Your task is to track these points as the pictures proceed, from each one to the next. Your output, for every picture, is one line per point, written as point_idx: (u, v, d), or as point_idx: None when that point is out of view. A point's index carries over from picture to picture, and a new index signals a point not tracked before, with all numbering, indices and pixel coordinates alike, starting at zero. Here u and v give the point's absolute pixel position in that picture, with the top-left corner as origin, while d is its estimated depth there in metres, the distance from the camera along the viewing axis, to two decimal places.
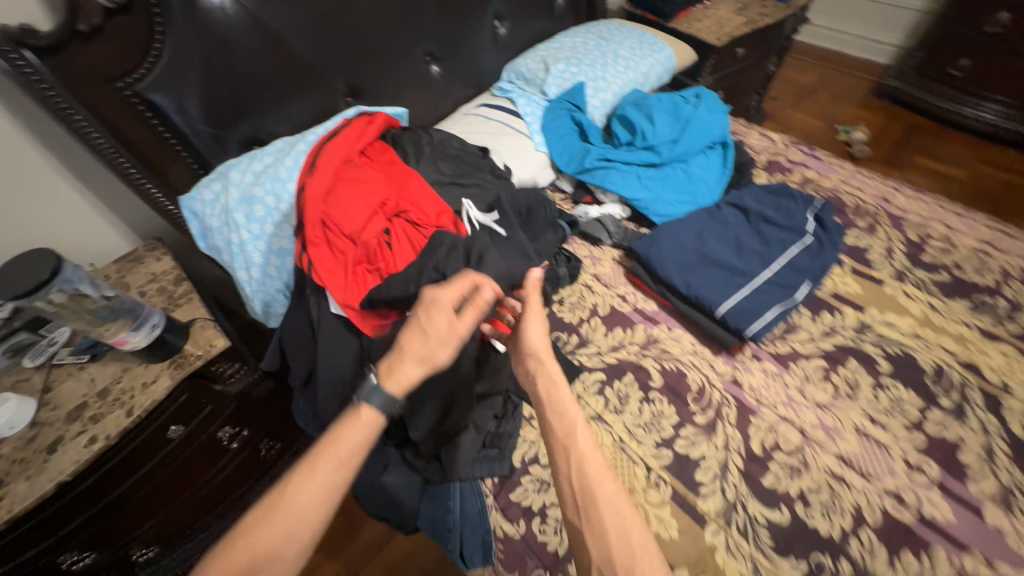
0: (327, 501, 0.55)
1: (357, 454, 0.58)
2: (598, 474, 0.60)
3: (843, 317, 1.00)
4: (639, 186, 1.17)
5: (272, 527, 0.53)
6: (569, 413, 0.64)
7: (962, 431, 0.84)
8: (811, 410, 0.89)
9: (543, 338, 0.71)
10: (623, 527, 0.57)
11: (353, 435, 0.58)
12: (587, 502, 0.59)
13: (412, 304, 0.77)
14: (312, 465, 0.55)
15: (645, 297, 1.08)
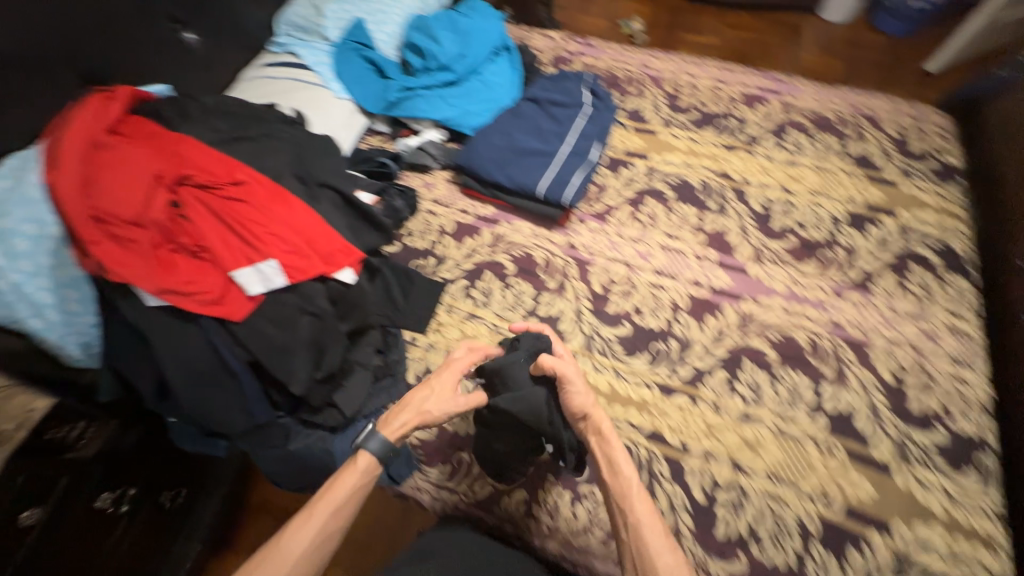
0: (327, 538, 0.69)
1: (354, 492, 0.72)
2: (651, 525, 0.69)
3: (635, 169, 1.22)
4: (444, 107, 1.24)
5: (267, 564, 0.66)
6: (625, 472, 0.73)
7: (726, 222, 1.11)
8: (629, 245, 1.10)
9: (586, 396, 0.80)
10: (667, 555, 0.67)
11: (348, 480, 0.73)
12: (631, 528, 0.70)
13: (237, 266, 0.75)
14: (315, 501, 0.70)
15: (483, 204, 1.18)
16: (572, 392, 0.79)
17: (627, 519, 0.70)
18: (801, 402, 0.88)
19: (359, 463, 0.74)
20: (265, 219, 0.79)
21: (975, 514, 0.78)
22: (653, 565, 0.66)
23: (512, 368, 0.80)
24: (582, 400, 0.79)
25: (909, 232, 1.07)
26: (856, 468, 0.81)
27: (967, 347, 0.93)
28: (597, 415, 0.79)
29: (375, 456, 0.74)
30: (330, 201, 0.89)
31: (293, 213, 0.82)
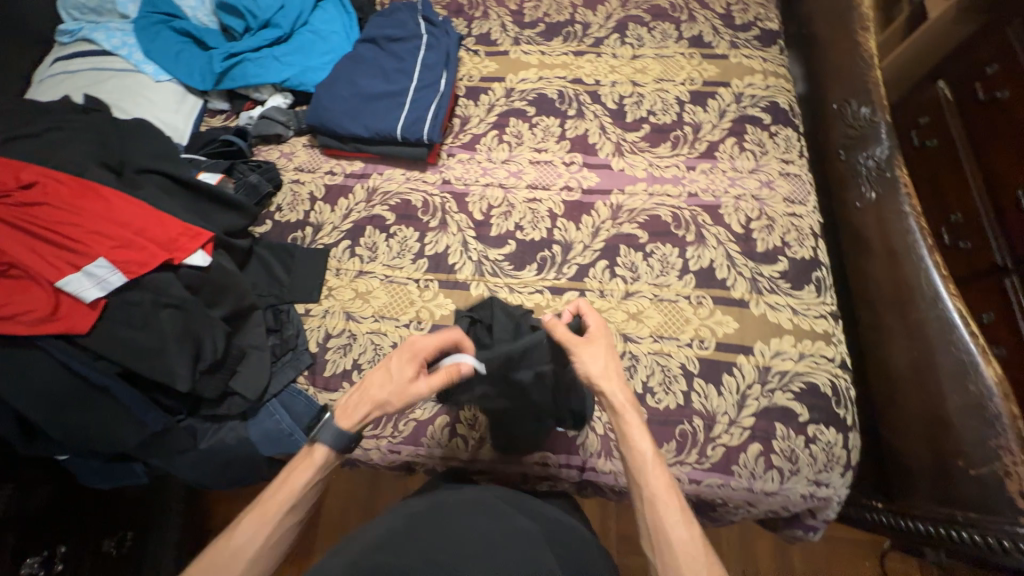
0: (283, 531, 0.64)
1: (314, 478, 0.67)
2: (668, 502, 0.65)
3: (494, 92, 1.21)
4: (280, 66, 1.14)
5: (214, 566, 0.60)
6: (640, 446, 0.69)
7: (586, 125, 1.16)
8: (501, 168, 1.12)
9: (603, 369, 0.74)
10: (680, 524, 0.64)
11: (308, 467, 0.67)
12: (647, 503, 0.66)
13: (58, 274, 0.70)
14: (270, 495, 0.65)
15: (349, 161, 1.14)
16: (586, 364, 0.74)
17: (646, 500, 0.66)
18: (672, 269, 0.98)
19: (315, 456, 0.68)
20: (77, 217, 0.73)
21: (815, 319, 0.93)
22: (667, 540, 0.63)
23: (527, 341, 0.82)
24: (600, 370, 0.74)
25: (744, 97, 1.17)
26: (720, 310, 0.94)
27: (798, 186, 1.06)
28: (613, 387, 0.73)
29: (336, 444, 0.68)
30: (156, 187, 0.84)
31: (109, 205, 0.76)
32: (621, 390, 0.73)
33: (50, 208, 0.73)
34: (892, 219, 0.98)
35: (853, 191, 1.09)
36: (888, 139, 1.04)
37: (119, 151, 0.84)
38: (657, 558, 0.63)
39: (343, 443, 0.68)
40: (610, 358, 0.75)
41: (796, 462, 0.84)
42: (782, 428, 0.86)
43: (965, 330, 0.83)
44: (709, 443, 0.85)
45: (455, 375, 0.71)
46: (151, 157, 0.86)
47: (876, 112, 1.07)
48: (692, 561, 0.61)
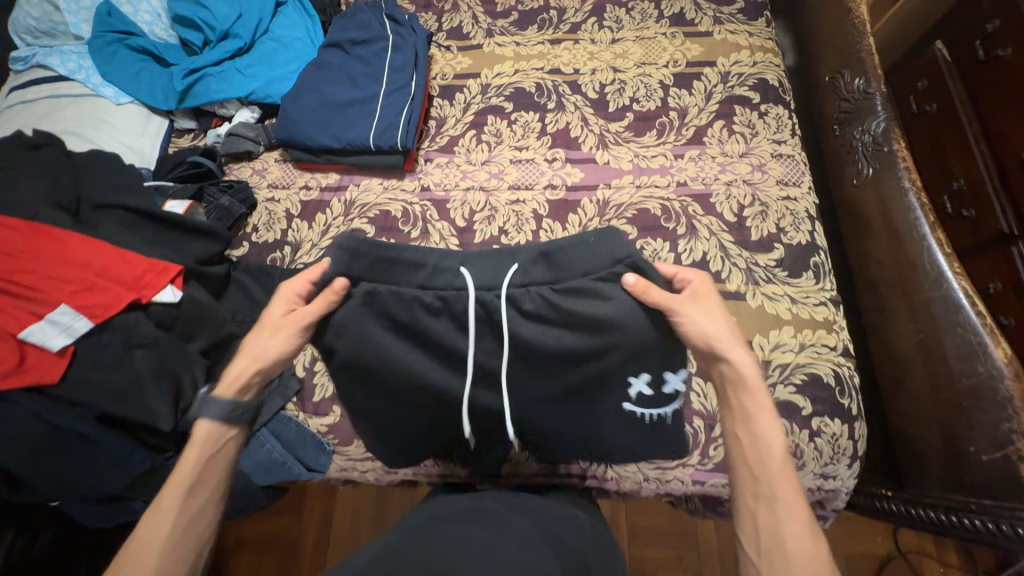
0: (195, 519, 0.58)
1: (217, 455, 0.62)
2: (789, 499, 0.56)
3: (470, 90, 1.16)
4: (243, 79, 1.10)
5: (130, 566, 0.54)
6: (773, 436, 0.60)
7: (567, 118, 1.11)
8: (480, 171, 1.07)
9: (720, 328, 0.64)
10: (795, 521, 0.55)
11: (197, 457, 0.61)
12: (761, 494, 0.58)
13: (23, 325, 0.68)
14: (150, 530, 0.56)
15: (325, 174, 1.10)
16: (707, 329, 0.64)
17: (757, 487, 0.58)
18: (664, 264, 0.95)
19: (195, 435, 0.62)
20: (36, 263, 0.71)
21: (815, 307, 0.90)
22: (777, 536, 0.55)
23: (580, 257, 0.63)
24: (718, 336, 0.64)
25: (731, 76, 1.11)
26: (716, 304, 0.91)
27: (791, 167, 1.01)
28: (741, 363, 0.63)
29: (217, 423, 0.63)
30: (116, 223, 0.81)
31: (70, 247, 0.74)
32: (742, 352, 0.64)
33: (11, 257, 0.71)
34: (891, 196, 0.94)
35: (848, 169, 1.04)
36: (884, 111, 0.98)
37: (72, 186, 0.81)
38: (762, 537, 0.56)
39: (232, 421, 0.63)
40: (741, 345, 0.65)
41: (801, 457, 0.82)
42: (786, 423, 0.83)
43: (972, 310, 0.79)
44: (711, 442, 0.83)
45: (335, 298, 0.64)
46: (110, 191, 0.83)
47: (870, 83, 1.01)
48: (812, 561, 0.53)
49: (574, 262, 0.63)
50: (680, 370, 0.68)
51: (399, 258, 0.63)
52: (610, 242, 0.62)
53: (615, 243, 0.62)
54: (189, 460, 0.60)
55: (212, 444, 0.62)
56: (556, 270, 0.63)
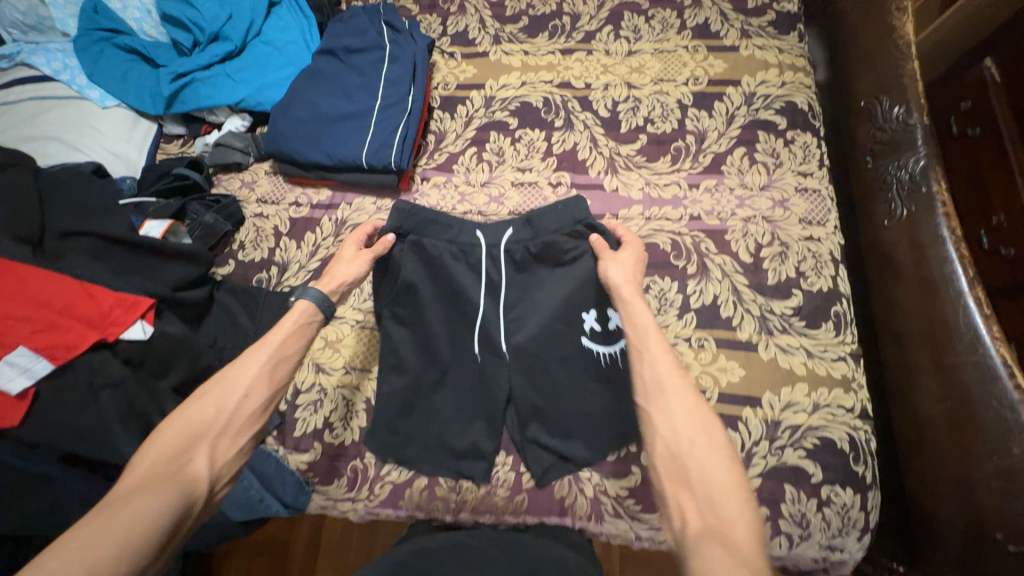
0: (277, 361, 0.65)
1: (294, 338, 0.68)
2: (672, 383, 0.61)
3: (472, 102, 1.09)
4: (233, 86, 1.04)
5: (202, 400, 0.60)
6: (642, 322, 0.67)
7: (574, 138, 1.03)
8: (479, 193, 1.01)
9: (624, 273, 0.75)
10: (674, 379, 0.61)
11: (277, 334, 0.68)
12: (649, 372, 0.63)
13: None
14: (240, 367, 0.63)
15: (316, 190, 1.04)
16: (611, 270, 0.76)
17: (648, 380, 0.62)
18: (671, 307, 0.88)
19: (297, 307, 0.71)
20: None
21: (833, 363, 0.83)
22: (667, 414, 0.59)
23: (553, 217, 0.83)
24: (616, 274, 0.75)
25: (756, 97, 1.02)
26: (724, 354, 0.84)
27: (816, 204, 0.93)
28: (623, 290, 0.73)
29: (315, 305, 0.72)
30: (80, 251, 0.78)
31: (31, 283, 0.71)
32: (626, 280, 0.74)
33: None
34: (928, 244, 0.85)
35: (880, 207, 0.95)
36: (926, 146, 0.88)
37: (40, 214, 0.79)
38: (650, 403, 0.61)
39: (324, 305, 0.72)
40: (635, 271, 0.77)
41: (806, 527, 0.76)
42: (793, 490, 0.77)
43: (1010, 381, 0.71)
44: None
45: (390, 247, 0.84)
46: (78, 219, 0.80)
47: (913, 112, 0.91)
48: (694, 417, 0.58)
49: (545, 221, 0.83)
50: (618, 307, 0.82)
51: (437, 219, 0.84)
52: (574, 207, 0.82)
53: (577, 208, 0.82)
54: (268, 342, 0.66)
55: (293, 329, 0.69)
56: (532, 227, 0.84)
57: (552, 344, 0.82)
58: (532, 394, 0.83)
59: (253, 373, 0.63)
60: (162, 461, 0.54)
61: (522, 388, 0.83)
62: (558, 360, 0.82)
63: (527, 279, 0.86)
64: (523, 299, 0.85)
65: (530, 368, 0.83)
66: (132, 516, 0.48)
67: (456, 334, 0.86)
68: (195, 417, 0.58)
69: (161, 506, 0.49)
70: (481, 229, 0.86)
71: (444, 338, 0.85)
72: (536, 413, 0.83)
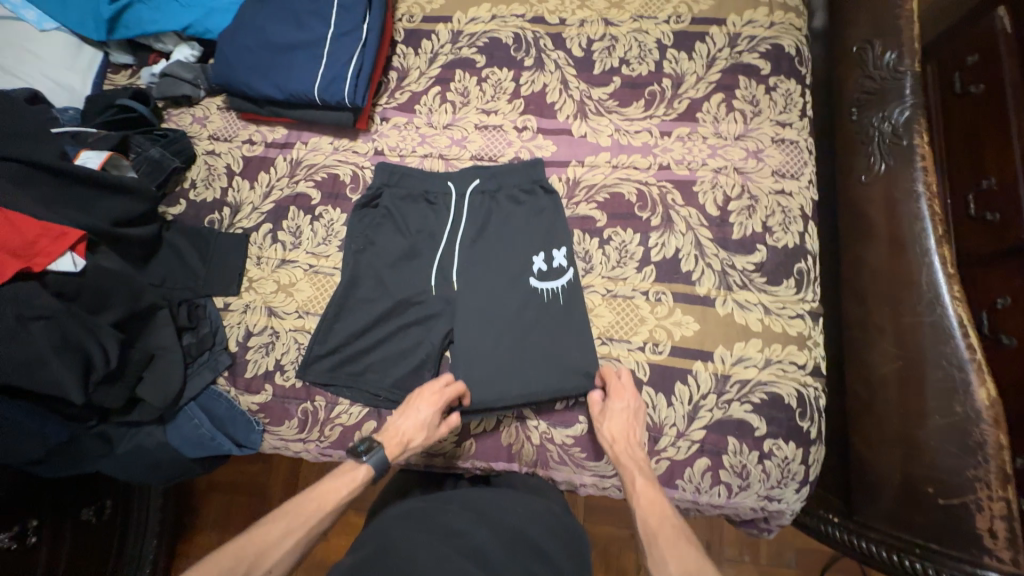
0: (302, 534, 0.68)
1: (236, 572, 0.63)
2: (669, 537, 0.66)
3: (438, 36, 1.01)
4: (178, 9, 0.96)
5: (234, 547, 0.65)
6: (640, 480, 0.72)
7: (544, 79, 0.97)
8: (441, 135, 0.96)
9: (625, 423, 0.75)
10: (665, 522, 0.68)
11: (222, 560, 0.63)
12: (639, 507, 0.70)
13: None
14: (263, 532, 0.67)
15: (270, 127, 0.99)
16: (609, 418, 0.76)
17: (646, 532, 0.68)
18: (631, 259, 0.86)
19: (358, 470, 0.74)
20: None
21: (790, 320, 0.81)
22: (661, 557, 0.65)
23: (510, 174, 0.90)
24: (619, 424, 0.75)
25: (741, 39, 0.94)
26: (681, 309, 0.82)
27: (792, 156, 0.88)
28: (621, 434, 0.75)
29: (377, 469, 0.75)
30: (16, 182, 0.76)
31: None
32: (620, 433, 0.75)
33: None
34: (902, 200, 0.82)
35: (858, 161, 0.91)
36: (911, 98, 0.85)
37: None
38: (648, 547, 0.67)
39: (382, 470, 0.75)
40: (628, 427, 0.75)
41: (746, 478, 0.77)
42: (736, 442, 0.77)
43: (963, 342, 0.71)
44: (653, 456, 0.79)
45: (365, 196, 0.90)
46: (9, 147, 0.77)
47: (903, 59, 0.86)
48: None
49: (508, 178, 0.90)
50: (561, 248, 0.85)
51: (413, 173, 0.91)
52: (534, 170, 0.90)
53: (535, 171, 0.89)
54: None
55: (258, 549, 0.65)
56: (497, 179, 0.90)
57: (498, 266, 0.86)
58: (478, 336, 0.83)
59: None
60: None
61: (464, 326, 0.84)
62: (505, 275, 0.85)
63: (488, 217, 0.89)
64: (479, 240, 0.87)
65: (480, 306, 0.84)
66: None
67: (410, 279, 0.87)
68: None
69: None
70: (452, 180, 0.90)
71: (397, 279, 0.87)
72: (481, 332, 0.83)
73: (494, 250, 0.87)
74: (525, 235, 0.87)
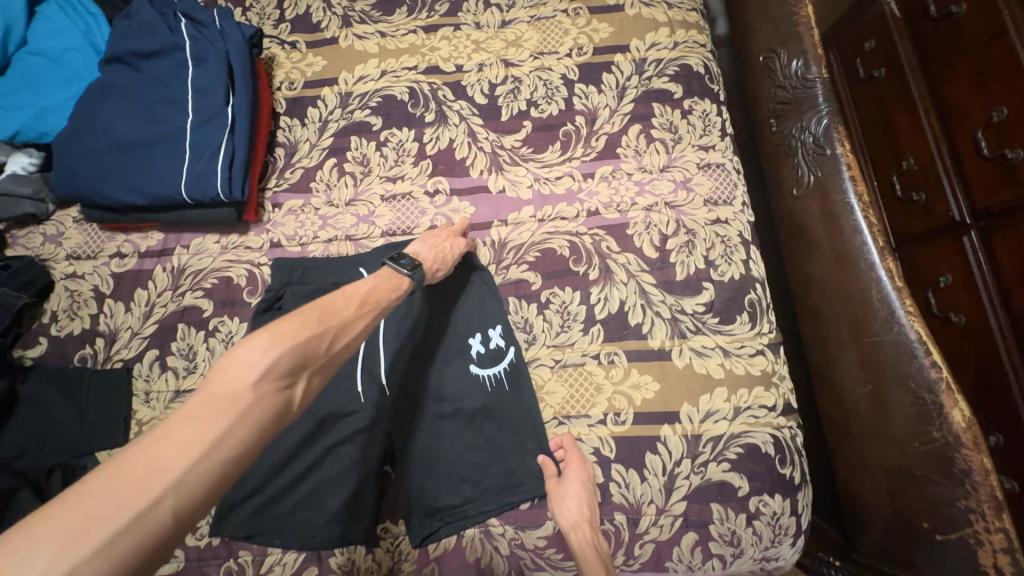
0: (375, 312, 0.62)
1: (321, 339, 0.54)
2: None
3: (326, 102, 0.91)
4: (1, 116, 0.81)
5: (318, 313, 0.55)
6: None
7: (450, 134, 0.88)
8: (345, 213, 0.85)
9: (578, 506, 0.68)
10: None
11: (305, 324, 0.53)
12: None
13: None
14: (344, 304, 0.58)
15: (142, 235, 0.85)
16: (562, 502, 0.68)
17: None
18: (574, 321, 0.78)
19: (399, 279, 0.67)
20: None
21: (751, 359, 0.75)
22: None
23: None
24: (573, 508, 0.67)
25: (647, 64, 0.89)
26: (637, 368, 0.75)
27: (721, 180, 0.84)
28: (576, 516, 0.67)
29: (419, 282, 0.69)
30: None
31: None
32: (574, 518, 0.67)
33: None
34: (838, 212, 0.78)
35: (787, 173, 0.88)
36: (826, 104, 0.82)
37: None
38: None
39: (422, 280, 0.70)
40: (583, 510, 0.67)
41: (738, 544, 0.70)
42: (720, 509, 0.70)
43: (927, 361, 0.66)
44: (635, 541, 0.70)
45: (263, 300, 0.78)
46: None
47: (810, 67, 0.83)
48: None
49: None
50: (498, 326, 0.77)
51: (319, 265, 0.80)
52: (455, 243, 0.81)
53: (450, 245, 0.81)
54: (290, 336, 0.50)
55: (338, 322, 0.56)
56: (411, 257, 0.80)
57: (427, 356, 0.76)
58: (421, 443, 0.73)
59: (242, 419, 0.44)
60: (265, 388, 0.47)
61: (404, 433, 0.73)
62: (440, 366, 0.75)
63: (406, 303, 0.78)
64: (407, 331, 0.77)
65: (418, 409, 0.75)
66: (216, 421, 0.43)
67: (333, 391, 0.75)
68: (119, 496, 0.37)
69: (266, 418, 0.46)
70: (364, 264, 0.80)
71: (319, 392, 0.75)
72: (424, 437, 0.73)
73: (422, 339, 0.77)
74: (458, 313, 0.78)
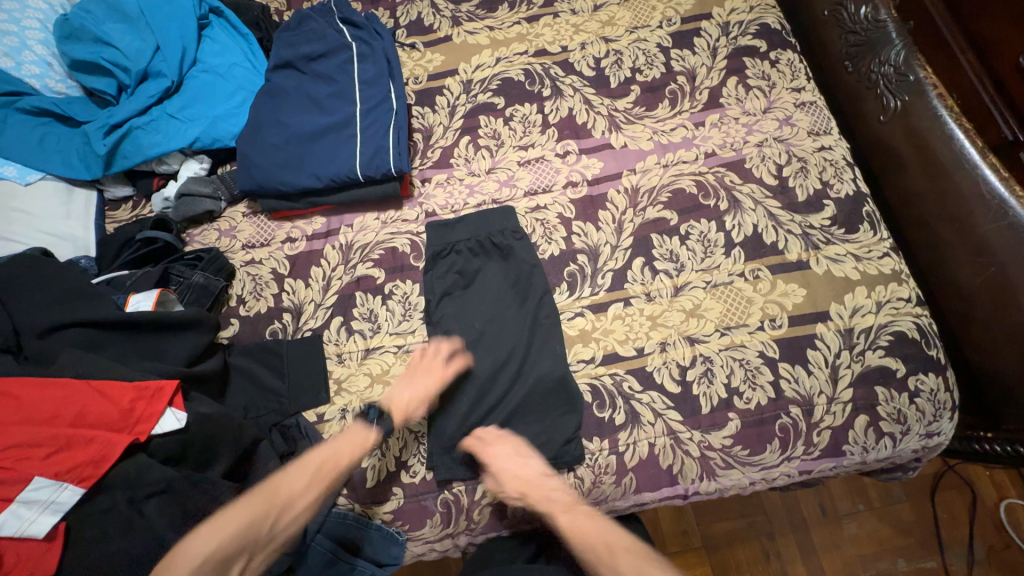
0: (330, 474, 0.73)
1: (259, 527, 0.66)
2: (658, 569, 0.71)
3: (451, 90, 1.02)
4: (179, 126, 0.90)
5: (265, 493, 0.69)
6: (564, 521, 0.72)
7: (567, 104, 0.98)
8: (487, 181, 0.94)
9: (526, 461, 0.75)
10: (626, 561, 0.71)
11: (251, 507, 0.67)
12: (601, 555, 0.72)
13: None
14: (305, 468, 0.72)
15: (307, 220, 0.93)
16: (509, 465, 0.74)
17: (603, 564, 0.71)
18: (716, 247, 0.87)
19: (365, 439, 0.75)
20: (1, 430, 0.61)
21: (881, 260, 0.84)
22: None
23: (478, 219, 0.90)
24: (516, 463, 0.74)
25: (731, 26, 1.02)
26: (782, 279, 0.83)
27: (818, 115, 0.94)
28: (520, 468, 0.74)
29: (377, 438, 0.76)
30: (95, 345, 0.73)
31: (31, 402, 0.63)
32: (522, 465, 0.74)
33: None
34: (928, 127, 0.89)
35: (870, 105, 0.99)
36: (899, 39, 0.95)
37: (28, 311, 0.71)
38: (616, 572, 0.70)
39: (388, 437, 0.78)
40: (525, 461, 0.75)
41: (905, 421, 0.77)
42: (884, 390, 0.78)
43: None
44: (813, 429, 0.77)
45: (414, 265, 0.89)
46: (75, 310, 0.72)
47: (879, 10, 0.97)
48: None
49: (487, 221, 0.90)
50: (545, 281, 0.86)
51: (446, 223, 0.90)
52: (490, 215, 0.90)
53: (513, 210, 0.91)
54: (228, 530, 0.65)
55: (286, 498, 0.69)
56: (483, 225, 0.89)
57: (508, 307, 0.84)
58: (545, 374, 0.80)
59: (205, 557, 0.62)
60: (248, 524, 0.65)
61: (540, 371, 0.80)
62: (548, 311, 0.84)
63: (475, 268, 0.87)
64: (516, 285, 0.86)
65: (541, 347, 0.82)
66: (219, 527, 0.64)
67: (493, 340, 0.82)
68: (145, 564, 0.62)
69: (244, 529, 0.65)
70: (469, 229, 0.89)
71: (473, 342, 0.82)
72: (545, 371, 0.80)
73: (499, 297, 0.85)
74: (517, 268, 0.87)
